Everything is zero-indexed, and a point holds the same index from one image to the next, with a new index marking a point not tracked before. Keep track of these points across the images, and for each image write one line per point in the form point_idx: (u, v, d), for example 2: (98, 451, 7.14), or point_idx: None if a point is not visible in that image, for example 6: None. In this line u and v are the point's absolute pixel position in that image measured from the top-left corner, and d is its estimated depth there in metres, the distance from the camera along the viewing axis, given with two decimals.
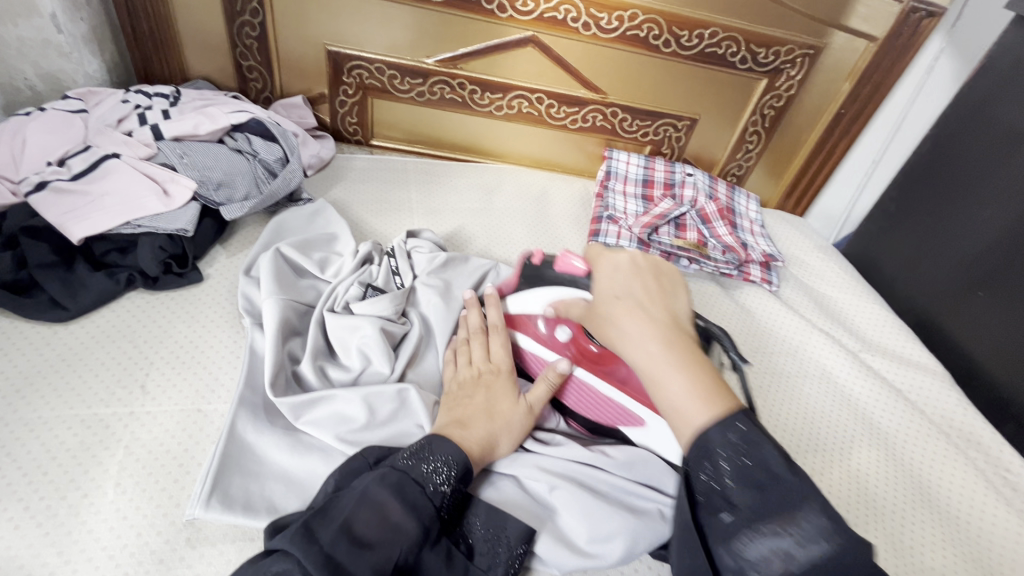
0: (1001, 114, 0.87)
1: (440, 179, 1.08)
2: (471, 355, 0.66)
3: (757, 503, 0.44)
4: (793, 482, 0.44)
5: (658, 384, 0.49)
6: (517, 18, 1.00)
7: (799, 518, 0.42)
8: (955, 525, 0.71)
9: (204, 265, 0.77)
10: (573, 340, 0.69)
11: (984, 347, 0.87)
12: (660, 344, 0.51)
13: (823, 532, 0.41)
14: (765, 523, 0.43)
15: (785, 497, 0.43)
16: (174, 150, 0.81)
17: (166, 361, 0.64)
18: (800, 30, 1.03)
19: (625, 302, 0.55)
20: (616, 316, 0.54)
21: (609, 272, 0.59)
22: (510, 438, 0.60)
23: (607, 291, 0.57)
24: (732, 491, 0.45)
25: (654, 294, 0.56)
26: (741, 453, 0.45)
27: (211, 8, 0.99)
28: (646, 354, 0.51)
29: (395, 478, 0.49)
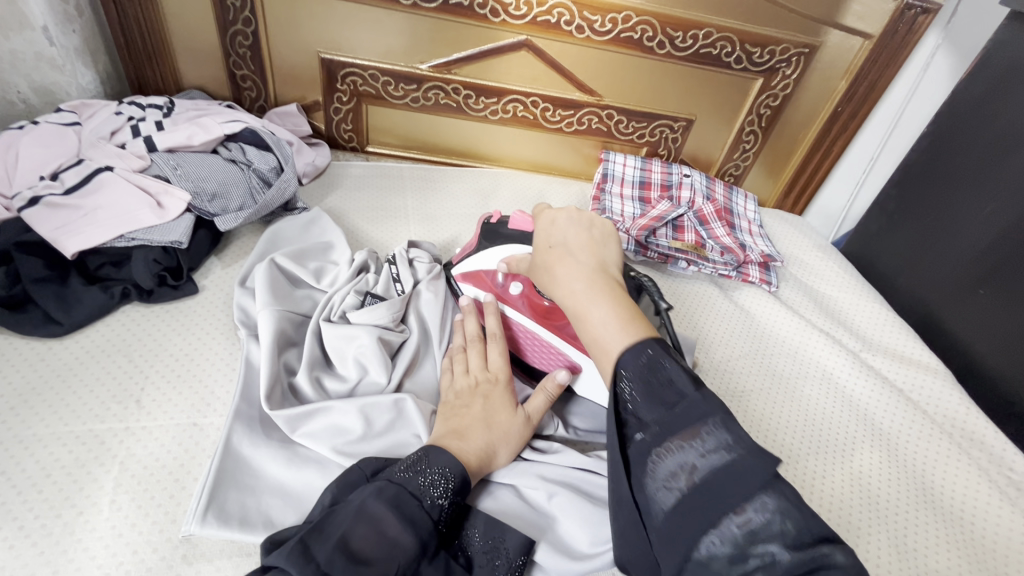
0: (998, 110, 0.86)
1: (436, 185, 1.08)
2: (467, 363, 0.65)
3: (663, 420, 0.45)
4: (698, 399, 0.45)
5: (582, 318, 0.52)
6: (511, 22, 1.00)
7: (702, 432, 0.43)
8: (957, 525, 0.70)
9: (199, 276, 0.77)
10: (524, 294, 0.72)
11: (987, 345, 0.86)
12: (583, 283, 0.54)
13: (725, 443, 0.42)
14: (672, 439, 0.44)
15: (692, 414, 0.44)
16: (168, 161, 0.81)
17: (161, 375, 0.64)
18: (794, 29, 1.03)
19: (558, 251, 0.58)
20: (550, 264, 0.58)
21: (547, 224, 0.63)
22: (508, 448, 0.59)
23: (543, 243, 0.61)
24: (642, 411, 0.46)
25: (587, 241, 0.59)
26: (648, 374, 0.46)
27: (204, 17, 0.99)
28: (571, 292, 0.54)
29: (391, 492, 0.49)
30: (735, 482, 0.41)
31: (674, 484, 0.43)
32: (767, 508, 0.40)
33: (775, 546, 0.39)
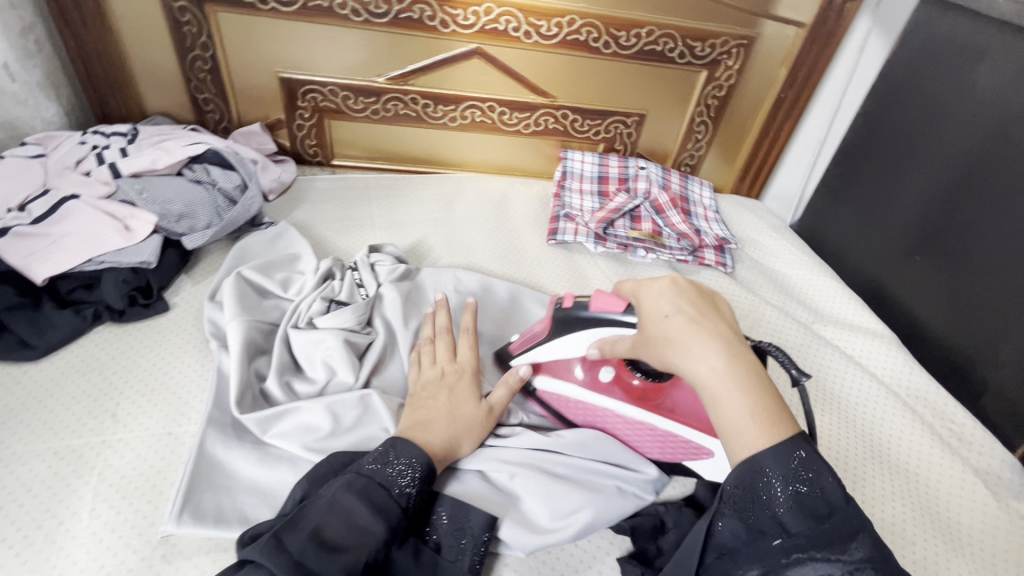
0: (918, 86, 0.92)
1: (400, 193, 1.11)
2: (434, 357, 0.69)
3: (813, 532, 0.47)
4: (847, 512, 0.47)
5: (719, 402, 0.51)
6: (460, 32, 1.04)
7: (849, 546, 0.46)
8: (905, 477, 0.74)
9: (170, 294, 0.80)
10: (617, 379, 0.70)
11: (928, 308, 0.91)
12: (722, 360, 0.52)
13: (870, 561, 0.45)
14: (818, 550, 0.47)
15: (841, 531, 0.47)
16: (133, 186, 0.84)
17: (136, 390, 0.66)
18: (732, 23, 1.08)
19: (682, 321, 0.55)
20: (675, 337, 0.54)
21: (663, 291, 0.59)
22: (471, 439, 0.63)
23: (656, 312, 0.57)
24: (786, 516, 0.48)
25: (707, 309, 0.56)
26: (798, 480, 0.48)
27: (163, 45, 1.02)
28: (710, 373, 0.51)
29: (361, 484, 0.52)
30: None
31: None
32: None
33: None
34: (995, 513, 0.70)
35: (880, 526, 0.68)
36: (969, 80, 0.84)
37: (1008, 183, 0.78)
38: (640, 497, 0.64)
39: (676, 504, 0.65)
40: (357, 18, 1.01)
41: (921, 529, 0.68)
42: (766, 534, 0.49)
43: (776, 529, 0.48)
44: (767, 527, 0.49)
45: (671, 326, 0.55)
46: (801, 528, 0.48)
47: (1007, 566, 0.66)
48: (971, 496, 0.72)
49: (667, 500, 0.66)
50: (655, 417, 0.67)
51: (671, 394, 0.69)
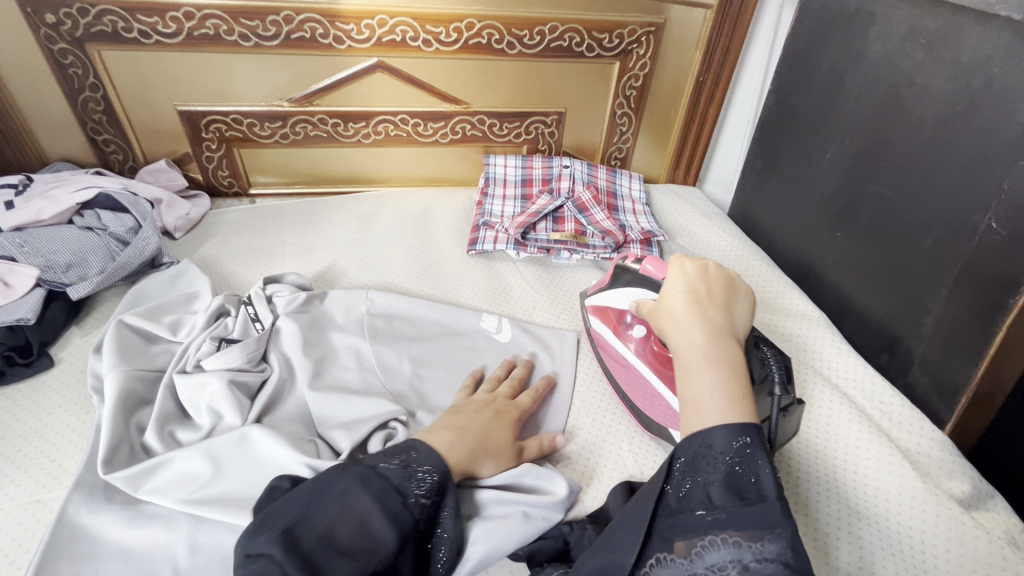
0: (822, 58, 0.89)
1: (318, 216, 1.08)
2: (495, 387, 0.73)
3: (734, 512, 0.44)
4: (773, 505, 0.44)
5: (691, 374, 0.52)
6: (357, 46, 1.01)
7: (765, 536, 0.42)
8: (831, 470, 0.71)
9: (56, 350, 0.77)
10: (645, 340, 0.73)
11: (854, 283, 0.88)
12: (704, 338, 0.54)
13: (783, 557, 0.41)
14: (734, 532, 0.43)
15: (761, 518, 0.43)
16: (14, 240, 0.81)
17: (6, 457, 0.63)
18: (636, 11, 1.06)
19: (686, 300, 0.58)
20: (678, 313, 0.58)
21: (679, 271, 0.62)
22: (495, 462, 0.62)
23: (672, 289, 0.61)
24: (714, 491, 0.46)
25: (717, 297, 0.59)
26: (735, 461, 0.47)
27: (51, 90, 0.99)
28: (692, 345, 0.54)
29: (379, 486, 0.51)
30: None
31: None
32: None
33: None
34: (924, 495, 0.67)
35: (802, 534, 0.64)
36: (863, 47, 0.81)
37: (909, 150, 0.75)
38: (546, 518, 0.60)
39: (581, 521, 0.62)
40: (246, 43, 0.98)
41: (844, 526, 0.65)
42: (691, 508, 0.46)
43: (701, 503, 0.46)
44: (694, 501, 0.46)
45: (676, 302, 0.59)
46: (724, 504, 0.45)
47: (936, 555, 0.62)
48: (899, 480, 0.68)
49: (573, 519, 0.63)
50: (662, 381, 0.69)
51: None
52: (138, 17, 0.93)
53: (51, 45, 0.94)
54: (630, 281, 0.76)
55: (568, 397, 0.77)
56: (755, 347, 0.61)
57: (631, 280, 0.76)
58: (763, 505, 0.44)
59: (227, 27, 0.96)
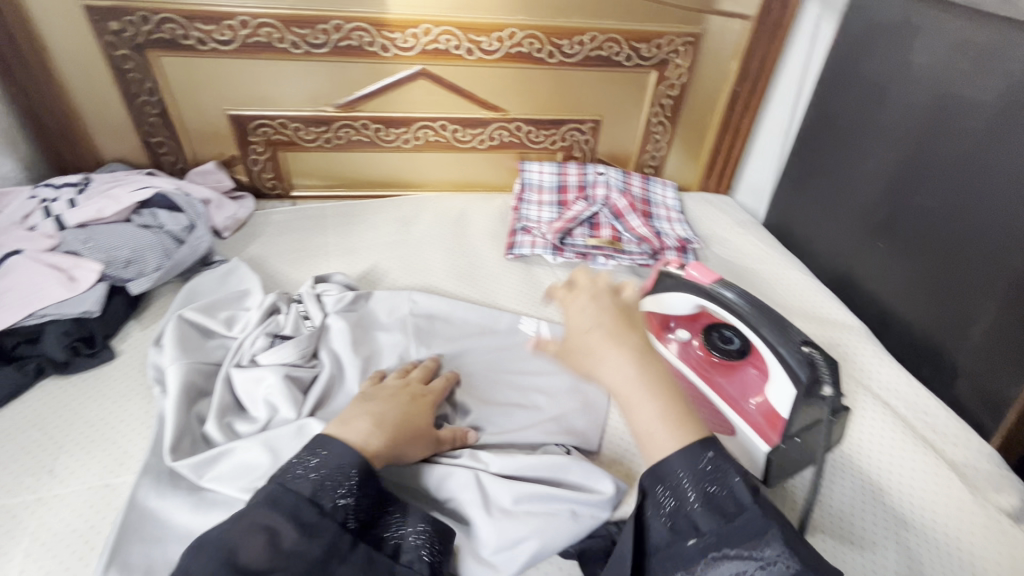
0: (864, 71, 0.90)
1: (358, 219, 1.11)
2: (404, 375, 0.72)
3: (722, 530, 0.46)
4: (754, 513, 0.47)
5: (632, 406, 0.53)
6: (402, 55, 1.04)
7: (761, 542, 0.45)
8: (871, 481, 0.70)
9: (117, 342, 0.80)
10: (689, 345, 0.76)
11: (896, 294, 0.88)
12: (634, 368, 0.54)
13: (784, 556, 0.44)
14: (730, 548, 0.46)
15: (749, 528, 0.46)
16: (78, 236, 0.84)
17: (75, 443, 0.66)
18: (675, 21, 1.07)
19: (601, 334, 0.57)
20: (594, 348, 0.56)
21: (584, 308, 0.60)
22: (417, 447, 0.62)
23: (580, 324, 0.59)
24: (697, 515, 0.48)
25: (629, 324, 0.59)
26: (707, 480, 0.48)
27: (110, 94, 1.03)
28: (620, 379, 0.54)
29: (290, 501, 0.51)
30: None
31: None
32: None
33: None
34: (973, 507, 0.66)
35: (848, 543, 0.64)
36: (909, 59, 0.82)
37: (956, 161, 0.75)
38: (596, 515, 0.61)
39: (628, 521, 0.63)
40: (296, 50, 1.01)
41: (891, 538, 0.64)
42: (683, 533, 0.48)
43: (690, 528, 0.47)
44: (683, 526, 0.48)
45: (577, 341, 0.58)
46: (711, 525, 0.47)
47: (986, 569, 0.61)
48: (946, 491, 0.68)
49: (622, 519, 0.63)
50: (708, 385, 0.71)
51: (736, 377, 0.71)
52: (196, 25, 0.96)
53: (113, 51, 0.98)
54: (671, 285, 0.76)
55: (608, 398, 0.78)
56: (799, 348, 0.61)
57: (675, 286, 0.75)
58: (744, 511, 0.47)
59: (279, 35, 0.99)
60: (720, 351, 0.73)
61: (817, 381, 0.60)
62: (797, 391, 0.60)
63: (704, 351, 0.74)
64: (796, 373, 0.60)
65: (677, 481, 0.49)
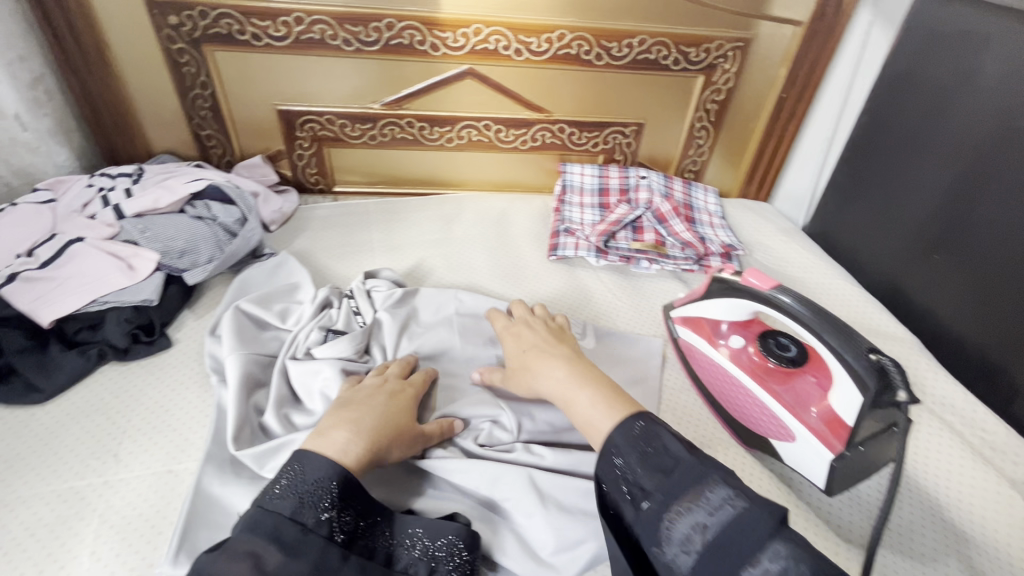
0: (924, 81, 0.89)
1: (401, 216, 1.12)
2: (383, 370, 0.70)
3: (664, 486, 0.46)
4: (690, 464, 0.47)
5: (570, 402, 0.62)
6: (451, 54, 1.05)
7: (701, 489, 0.45)
8: (928, 496, 0.69)
9: (173, 330, 0.81)
10: (745, 349, 0.75)
11: (950, 309, 0.87)
12: (563, 369, 0.65)
13: (729, 498, 0.44)
14: (676, 502, 0.45)
15: (689, 478, 0.46)
16: (136, 226, 0.86)
17: (137, 428, 0.67)
18: (726, 25, 1.06)
19: (533, 351, 0.71)
20: (530, 363, 0.69)
21: (517, 336, 0.75)
22: (400, 447, 0.60)
23: (517, 350, 0.73)
24: (642, 479, 0.48)
25: (558, 341, 0.73)
26: (643, 443, 0.50)
27: (164, 87, 1.05)
28: (556, 383, 0.64)
29: (270, 522, 0.47)
30: (738, 538, 0.42)
31: (689, 548, 0.43)
32: (780, 556, 0.40)
33: None
34: None
35: (912, 559, 0.62)
36: (975, 69, 0.81)
37: None
38: None
39: None
40: (347, 47, 1.02)
41: (957, 556, 0.63)
42: (636, 501, 0.47)
43: (639, 494, 0.47)
44: (634, 494, 0.48)
45: (516, 360, 0.71)
46: (654, 483, 0.47)
47: None
48: (1011, 511, 0.67)
49: None
50: (764, 391, 0.69)
51: (795, 384, 0.69)
52: (252, 21, 0.98)
53: (170, 44, 0.99)
54: (725, 290, 0.75)
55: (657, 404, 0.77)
56: (867, 357, 0.59)
57: (728, 291, 0.74)
58: (683, 463, 0.47)
59: (332, 32, 1.00)
60: (777, 357, 0.72)
61: (891, 389, 0.59)
62: (865, 398, 0.59)
63: (759, 357, 0.73)
64: (863, 381, 0.59)
65: (616, 450, 0.51)
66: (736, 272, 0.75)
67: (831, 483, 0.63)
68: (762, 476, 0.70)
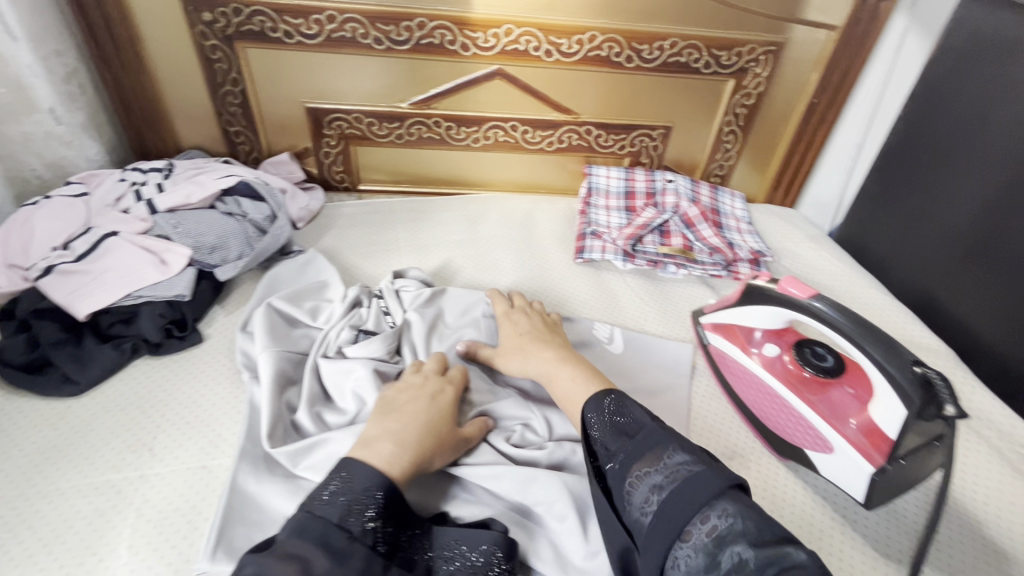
0: (965, 88, 0.87)
1: (427, 215, 1.12)
2: (420, 367, 0.69)
3: (628, 449, 0.53)
4: (651, 433, 0.54)
5: (554, 379, 0.68)
6: (481, 54, 1.04)
7: (659, 454, 0.51)
8: (967, 513, 0.67)
9: (204, 326, 0.82)
10: (779, 358, 0.74)
11: (987, 321, 0.85)
12: (550, 352, 0.71)
13: (683, 463, 0.50)
14: (636, 463, 0.51)
15: (649, 442, 0.53)
16: (169, 221, 0.86)
17: (171, 422, 0.68)
18: (759, 29, 1.05)
19: (524, 335, 0.75)
20: (523, 345, 0.73)
21: (511, 319, 0.78)
22: (442, 457, 0.60)
23: (512, 333, 0.76)
24: (610, 443, 0.55)
25: (547, 328, 0.77)
26: (613, 413, 0.57)
27: (195, 83, 1.06)
28: (541, 364, 0.70)
29: (318, 527, 0.47)
30: (688, 493, 0.47)
31: (647, 506, 0.48)
32: (728, 513, 0.45)
33: (742, 545, 0.42)
34: None
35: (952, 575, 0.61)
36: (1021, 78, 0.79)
37: None
38: None
39: None
40: (378, 46, 1.02)
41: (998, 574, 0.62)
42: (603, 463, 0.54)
43: (606, 456, 0.54)
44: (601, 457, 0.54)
45: (507, 341, 0.75)
46: (617, 447, 0.54)
47: None
48: None
49: None
50: (800, 400, 0.69)
51: (831, 394, 0.69)
52: (285, 18, 0.98)
53: (203, 40, 1.00)
54: (758, 297, 0.74)
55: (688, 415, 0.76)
56: (911, 369, 0.58)
57: (763, 299, 0.73)
58: (647, 431, 0.54)
59: (364, 31, 1.00)
60: (813, 367, 0.71)
61: (935, 403, 0.57)
62: (909, 412, 0.57)
63: (794, 366, 0.72)
64: (907, 393, 0.57)
65: (588, 418, 0.58)
66: (770, 279, 0.74)
67: (870, 496, 0.62)
68: (796, 487, 0.69)
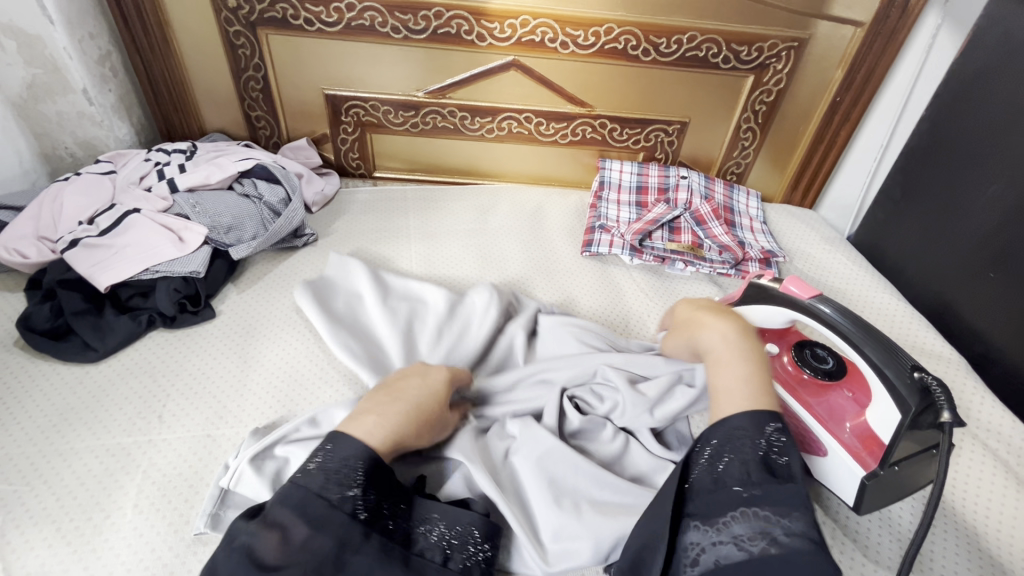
0: (995, 87, 0.84)
1: (438, 203, 1.13)
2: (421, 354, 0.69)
3: (765, 490, 0.46)
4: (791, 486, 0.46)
5: (723, 366, 0.58)
6: (497, 45, 1.05)
7: (791, 512, 0.45)
8: (965, 524, 0.65)
9: (217, 302, 0.85)
10: (779, 359, 0.72)
11: (1003, 331, 0.83)
12: (733, 335, 0.61)
13: (807, 533, 0.44)
14: (763, 507, 0.45)
15: (789, 495, 0.46)
16: (187, 201, 0.89)
17: (179, 392, 0.71)
18: (781, 24, 1.03)
19: (704, 311, 0.67)
20: (699, 322, 0.66)
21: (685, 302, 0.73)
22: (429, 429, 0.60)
23: (687, 310, 0.70)
24: (745, 474, 0.48)
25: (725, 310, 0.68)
26: (773, 448, 0.49)
27: (218, 67, 1.09)
28: (720, 343, 0.61)
29: (309, 496, 0.49)
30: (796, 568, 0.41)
31: (747, 545, 0.44)
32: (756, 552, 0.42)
33: None
34: None
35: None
36: None
37: None
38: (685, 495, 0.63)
39: None
40: (395, 34, 1.03)
41: None
42: (725, 484, 0.48)
43: (725, 483, 0.48)
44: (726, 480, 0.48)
45: (681, 317, 0.70)
46: (749, 478, 0.48)
47: None
48: None
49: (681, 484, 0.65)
50: (797, 403, 0.67)
51: (830, 398, 0.67)
52: (306, 6, 1.00)
53: (228, 26, 1.03)
54: (760, 296, 0.72)
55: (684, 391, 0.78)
56: (910, 375, 0.56)
57: (764, 297, 0.71)
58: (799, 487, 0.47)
59: (382, 19, 1.01)
60: (813, 369, 0.69)
61: (930, 405, 0.55)
62: (903, 419, 0.56)
63: (794, 367, 0.70)
64: (903, 400, 0.56)
65: (733, 434, 0.51)
66: (774, 279, 0.72)
67: (860, 502, 0.62)
68: None
